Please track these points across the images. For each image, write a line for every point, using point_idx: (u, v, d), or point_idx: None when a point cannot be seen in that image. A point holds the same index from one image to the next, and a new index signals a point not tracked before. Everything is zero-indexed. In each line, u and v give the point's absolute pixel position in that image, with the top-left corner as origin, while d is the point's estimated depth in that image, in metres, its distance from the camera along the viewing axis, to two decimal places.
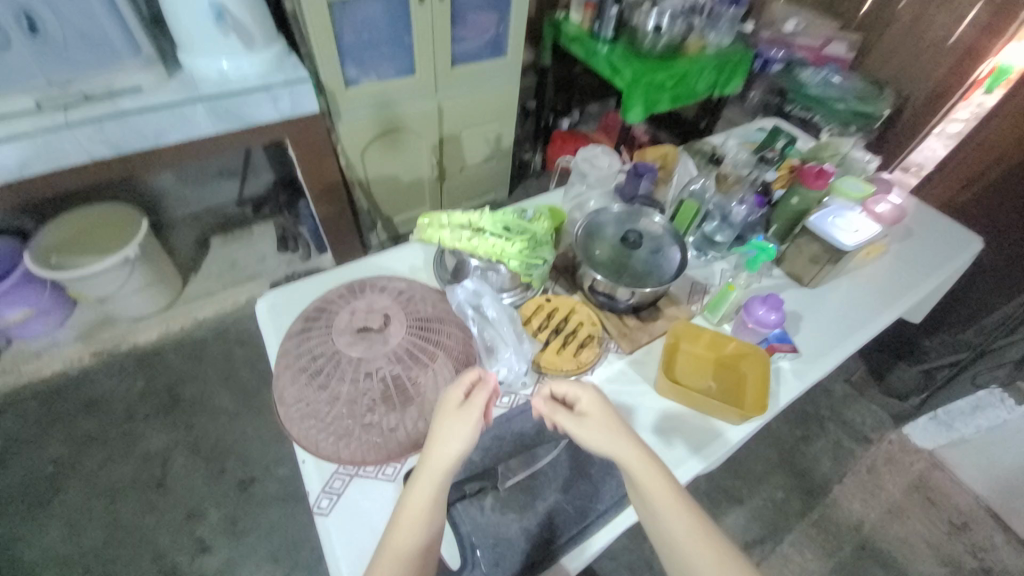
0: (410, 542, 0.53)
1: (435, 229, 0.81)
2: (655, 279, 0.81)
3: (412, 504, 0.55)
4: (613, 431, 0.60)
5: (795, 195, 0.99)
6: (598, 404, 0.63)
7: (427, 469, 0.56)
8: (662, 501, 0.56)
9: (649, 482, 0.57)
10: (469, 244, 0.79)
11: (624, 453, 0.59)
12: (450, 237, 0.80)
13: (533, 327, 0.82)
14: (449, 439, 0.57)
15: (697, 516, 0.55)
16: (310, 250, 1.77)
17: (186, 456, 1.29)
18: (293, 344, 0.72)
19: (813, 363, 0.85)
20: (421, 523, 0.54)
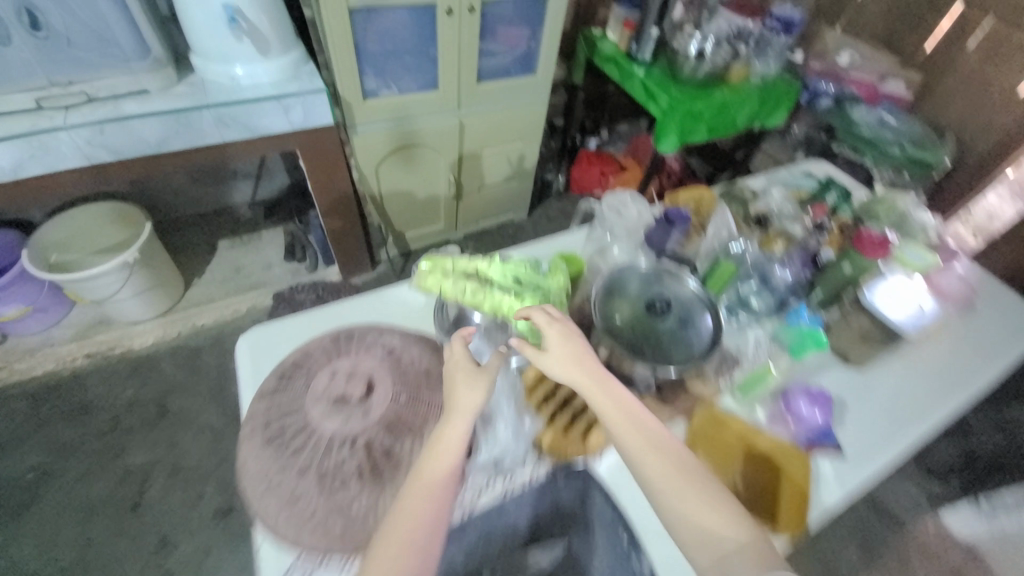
0: (438, 475, 0.55)
1: (437, 277, 0.72)
2: (681, 355, 0.70)
3: (442, 443, 0.57)
4: (584, 362, 0.62)
5: (846, 261, 0.87)
6: (565, 338, 0.63)
7: (457, 414, 0.59)
8: (628, 430, 0.59)
9: (614, 414, 0.60)
10: (474, 298, 0.70)
11: (589, 383, 0.61)
12: (453, 288, 0.71)
13: (538, 397, 0.72)
14: (474, 385, 0.60)
15: (666, 455, 0.58)
16: (318, 261, 1.71)
17: (166, 478, 1.25)
18: (263, 404, 0.63)
19: (859, 468, 0.73)
20: (451, 460, 0.56)
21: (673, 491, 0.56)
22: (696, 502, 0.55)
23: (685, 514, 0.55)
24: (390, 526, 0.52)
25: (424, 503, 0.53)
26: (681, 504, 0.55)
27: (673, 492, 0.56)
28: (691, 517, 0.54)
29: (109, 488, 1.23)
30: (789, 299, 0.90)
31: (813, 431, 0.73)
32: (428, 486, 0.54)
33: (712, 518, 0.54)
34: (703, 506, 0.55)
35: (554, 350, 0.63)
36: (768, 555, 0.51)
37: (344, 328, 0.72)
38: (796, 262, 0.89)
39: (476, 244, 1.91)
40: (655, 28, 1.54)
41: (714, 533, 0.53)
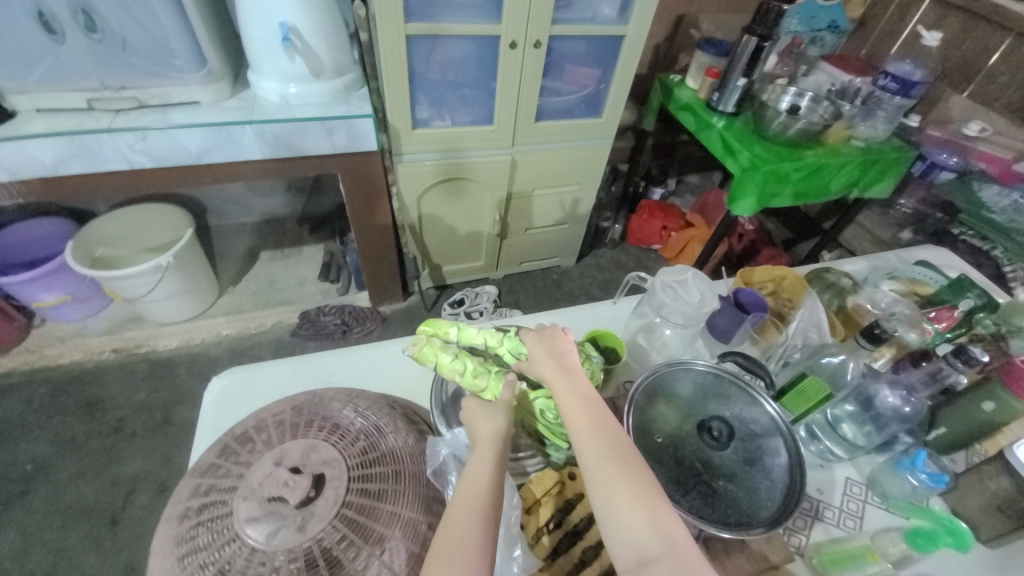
0: (474, 510, 0.44)
1: (436, 346, 0.58)
2: (740, 509, 0.51)
3: (471, 481, 0.46)
4: (558, 355, 0.53)
5: (988, 398, 0.62)
6: (543, 338, 0.54)
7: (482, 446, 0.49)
8: (578, 419, 0.48)
9: (569, 406, 0.49)
10: (474, 381, 0.56)
11: (552, 374, 0.51)
12: (450, 364, 0.57)
13: (538, 522, 0.55)
14: (489, 424, 0.51)
15: (618, 453, 0.45)
16: (350, 284, 1.65)
17: (151, 494, 1.18)
18: (194, 480, 0.51)
19: None
20: (482, 497, 0.45)
21: (609, 493, 0.43)
22: (638, 508, 0.42)
23: (625, 520, 0.42)
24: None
25: (461, 542, 0.42)
26: (614, 505, 0.42)
27: (608, 493, 0.43)
28: (621, 525, 0.42)
29: (95, 495, 1.17)
30: (902, 436, 0.67)
31: None
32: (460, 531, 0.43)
33: (645, 527, 0.41)
34: (645, 519, 0.42)
35: (531, 350, 0.54)
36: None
37: (319, 391, 0.61)
38: (917, 383, 0.66)
39: (516, 287, 1.78)
40: (741, 78, 1.36)
41: (636, 538, 0.41)
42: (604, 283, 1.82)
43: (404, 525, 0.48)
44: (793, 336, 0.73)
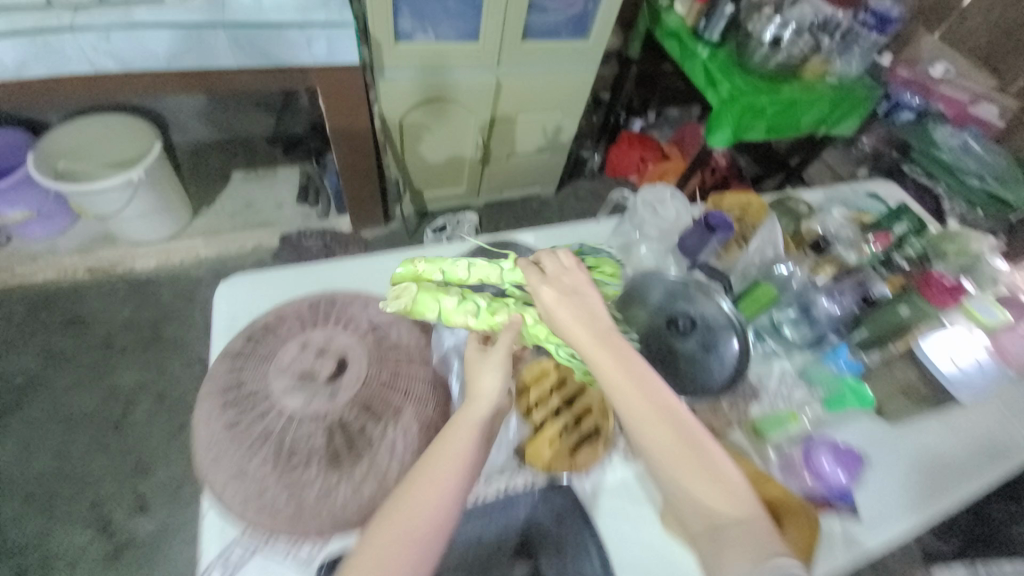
0: (457, 463, 0.49)
1: (434, 293, 0.59)
2: (696, 383, 0.64)
3: (452, 448, 0.50)
4: (590, 321, 0.52)
5: (905, 303, 0.76)
6: (570, 303, 0.52)
7: (466, 415, 0.52)
8: (630, 393, 0.49)
9: (617, 379, 0.49)
10: (493, 319, 0.58)
11: (591, 346, 0.50)
12: (457, 309, 0.58)
13: (528, 401, 0.65)
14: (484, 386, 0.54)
15: (674, 429, 0.48)
16: (330, 208, 1.63)
17: (151, 403, 1.23)
18: (225, 364, 0.57)
19: (870, 533, 0.66)
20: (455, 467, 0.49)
21: (675, 466, 0.47)
22: (704, 480, 0.47)
23: (695, 490, 0.47)
24: (388, 533, 0.45)
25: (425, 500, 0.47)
26: (683, 478, 0.47)
27: (676, 463, 0.47)
28: (688, 488, 0.47)
29: (95, 405, 1.22)
30: (829, 335, 0.80)
31: (831, 491, 0.64)
32: (413, 511, 0.46)
33: (716, 494, 0.46)
34: (712, 487, 0.46)
35: (559, 316, 0.52)
36: (770, 544, 0.43)
37: (328, 293, 0.65)
38: (847, 294, 0.79)
39: (496, 214, 1.81)
40: (727, 6, 1.35)
41: (703, 501, 0.46)
42: (582, 213, 1.88)
43: (419, 397, 0.58)
44: (754, 254, 0.82)
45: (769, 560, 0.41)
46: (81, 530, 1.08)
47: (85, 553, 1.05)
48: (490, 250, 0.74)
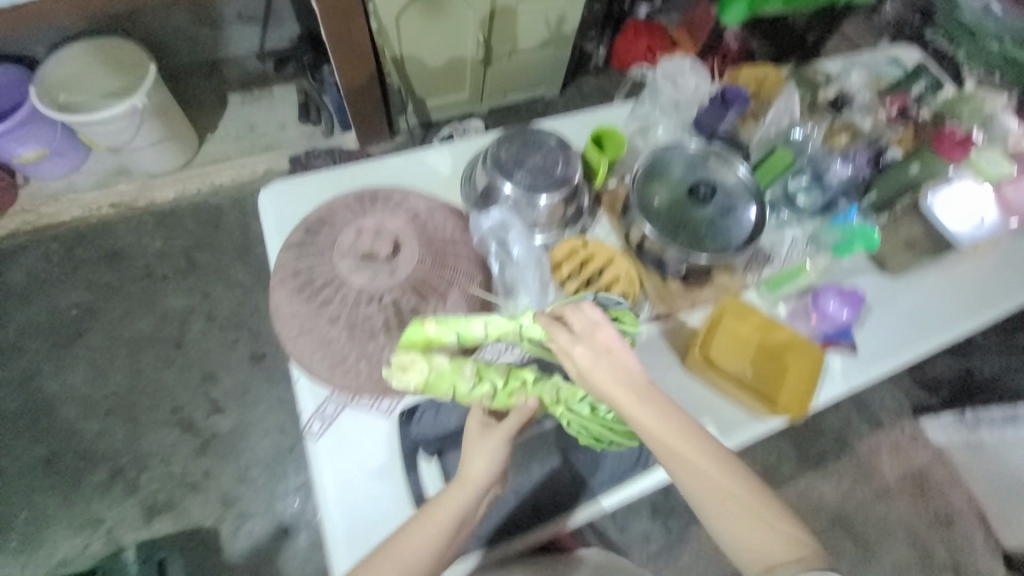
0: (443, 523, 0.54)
1: (450, 373, 0.57)
2: (717, 244, 0.69)
3: (447, 506, 0.55)
4: (623, 369, 0.52)
5: (916, 162, 0.79)
6: (602, 358, 0.53)
7: (463, 490, 0.56)
8: (671, 439, 0.50)
9: (658, 428, 0.51)
10: (509, 399, 0.59)
11: (627, 395, 0.51)
12: (473, 391, 0.58)
13: (563, 275, 0.73)
14: (489, 451, 0.58)
15: (723, 472, 0.50)
16: (333, 126, 1.60)
17: (203, 323, 1.33)
18: (292, 255, 0.65)
19: (868, 366, 0.76)
20: (445, 523, 0.54)
21: (726, 511, 0.49)
22: (754, 518, 0.48)
23: (746, 531, 0.48)
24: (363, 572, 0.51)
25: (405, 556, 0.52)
26: (732, 523, 0.49)
27: (722, 506, 0.49)
28: (737, 530, 0.48)
29: (151, 328, 1.32)
30: (840, 200, 0.83)
31: (834, 329, 0.74)
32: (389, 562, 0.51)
33: (768, 534, 0.48)
34: (764, 526, 0.48)
35: (592, 371, 0.52)
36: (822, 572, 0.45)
37: (369, 189, 0.70)
38: (859, 158, 0.82)
39: (502, 121, 1.77)
40: None
41: (754, 538, 0.48)
42: None
43: (467, 273, 0.66)
44: (770, 125, 0.84)
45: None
46: (166, 432, 1.22)
47: (175, 450, 1.21)
48: (512, 136, 0.73)
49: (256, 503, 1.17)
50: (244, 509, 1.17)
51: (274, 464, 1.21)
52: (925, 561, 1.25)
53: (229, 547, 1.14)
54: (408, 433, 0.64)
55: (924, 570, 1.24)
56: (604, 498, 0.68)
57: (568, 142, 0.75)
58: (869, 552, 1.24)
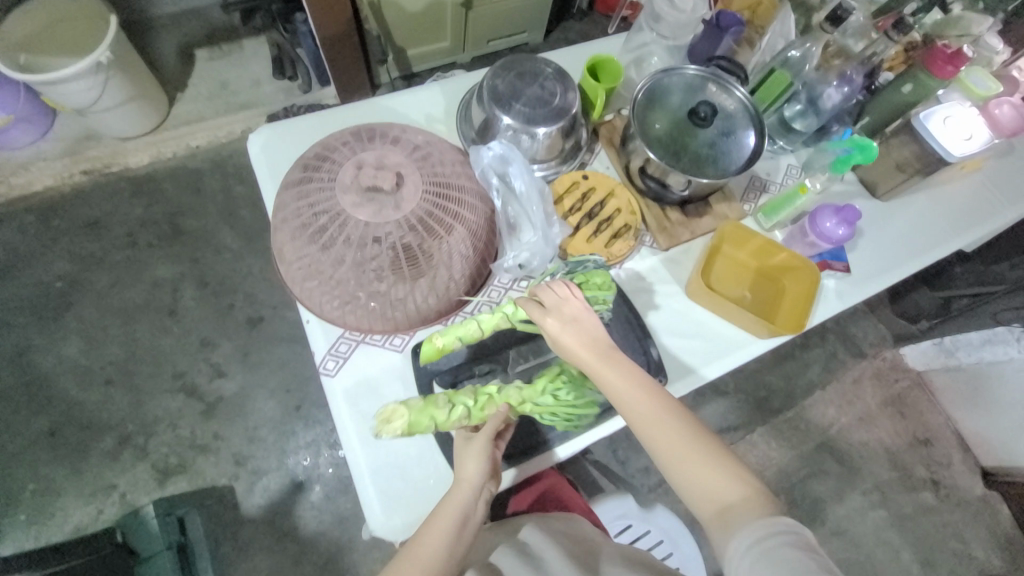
0: (448, 523, 0.54)
1: (427, 408, 0.58)
2: (717, 167, 0.70)
3: (448, 507, 0.55)
4: (589, 335, 0.55)
5: (909, 81, 0.79)
6: (570, 324, 0.56)
7: (458, 495, 0.56)
8: (631, 398, 0.53)
9: (622, 387, 0.53)
10: (483, 413, 0.59)
11: (591, 357, 0.54)
12: (451, 416, 0.58)
13: (565, 209, 0.74)
14: (476, 452, 0.57)
15: (681, 427, 0.51)
16: (311, 81, 1.52)
17: (195, 289, 1.31)
18: (292, 195, 0.64)
19: (861, 285, 0.79)
20: (453, 520, 0.55)
21: (679, 460, 0.50)
22: (706, 466, 0.50)
23: (700, 478, 0.49)
24: None
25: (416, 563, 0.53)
26: (687, 471, 0.50)
27: (679, 458, 0.50)
28: (695, 480, 0.50)
29: (142, 297, 1.29)
30: (834, 124, 0.84)
31: (830, 250, 0.77)
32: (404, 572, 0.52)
33: (719, 481, 0.49)
34: (719, 474, 0.49)
35: (561, 337, 0.55)
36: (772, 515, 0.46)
37: (365, 125, 0.68)
38: (855, 80, 0.80)
39: None
40: None
41: (710, 486, 0.49)
42: None
43: (470, 208, 0.65)
44: (765, 50, 0.85)
45: (773, 528, 0.44)
46: (171, 398, 1.22)
47: (182, 415, 1.21)
48: (508, 67, 0.72)
49: (268, 461, 1.20)
50: (257, 467, 1.19)
51: (282, 423, 1.22)
52: (904, 477, 1.33)
53: (245, 503, 1.17)
54: (420, 367, 0.65)
55: (905, 485, 1.33)
56: (559, 448, 0.68)
57: (565, 71, 0.73)
58: (852, 472, 1.33)
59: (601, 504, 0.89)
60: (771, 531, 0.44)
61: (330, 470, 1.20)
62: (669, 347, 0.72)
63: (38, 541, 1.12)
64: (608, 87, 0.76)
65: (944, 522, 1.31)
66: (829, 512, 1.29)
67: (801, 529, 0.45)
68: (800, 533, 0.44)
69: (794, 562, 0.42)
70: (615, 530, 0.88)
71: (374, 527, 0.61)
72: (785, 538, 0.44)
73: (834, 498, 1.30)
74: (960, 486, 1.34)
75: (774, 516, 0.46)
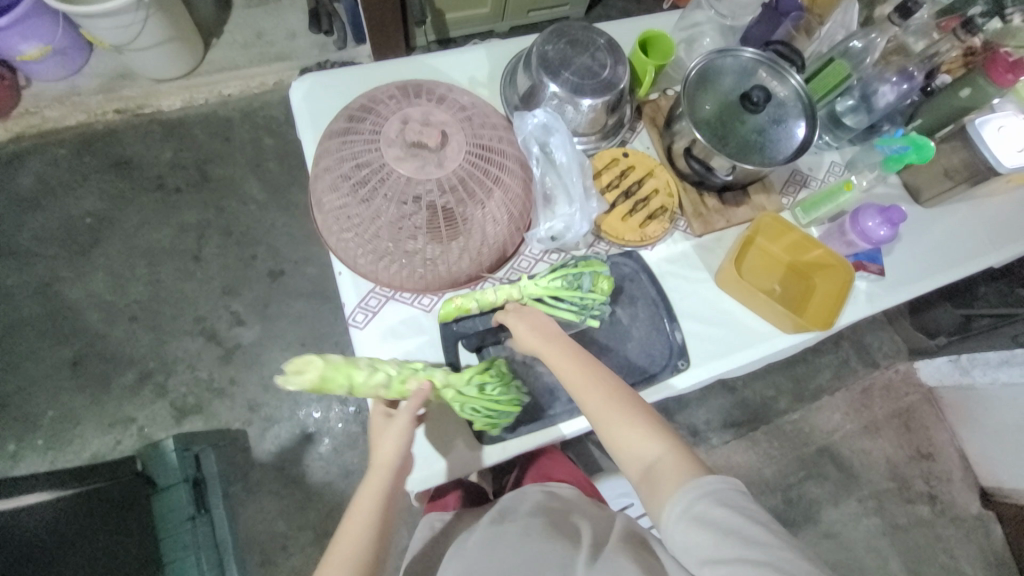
0: (369, 509, 0.54)
1: (346, 365, 0.57)
2: (763, 155, 0.68)
3: (367, 495, 0.55)
4: (538, 323, 0.60)
5: (966, 86, 0.75)
6: (519, 319, 0.60)
7: (375, 484, 0.55)
8: (573, 374, 0.56)
9: (564, 368, 0.56)
10: (403, 386, 0.59)
11: (537, 341, 0.58)
12: (368, 381, 0.58)
13: (602, 185, 0.74)
14: (389, 437, 0.56)
15: (619, 399, 0.55)
16: (346, 38, 1.48)
17: (220, 237, 1.32)
18: (335, 144, 0.64)
19: (892, 290, 0.78)
20: (375, 510, 0.54)
21: (614, 428, 0.53)
22: (637, 433, 0.53)
23: (631, 444, 0.52)
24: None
25: (340, 555, 0.52)
26: (622, 438, 0.53)
27: (615, 428, 0.53)
28: (628, 446, 0.53)
29: (168, 240, 1.31)
30: (884, 123, 0.83)
31: (866, 251, 0.76)
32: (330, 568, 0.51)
33: (648, 444, 0.52)
34: (649, 440, 0.52)
35: (516, 328, 0.60)
36: (692, 472, 0.49)
37: (410, 81, 0.67)
38: (911, 79, 0.77)
39: None
40: None
41: (643, 450, 0.52)
42: None
43: (511, 172, 0.65)
44: (823, 39, 0.83)
45: (693, 484, 0.47)
46: (191, 340, 1.25)
47: (201, 357, 1.25)
48: (562, 33, 0.70)
49: (280, 410, 1.23)
50: (269, 414, 1.22)
51: None
52: (901, 488, 1.34)
53: (257, 448, 1.20)
54: (445, 329, 0.66)
55: (902, 497, 1.34)
56: (563, 425, 0.68)
57: (617, 43, 0.72)
58: (851, 479, 1.34)
59: (601, 482, 0.92)
60: (695, 488, 0.47)
61: (339, 425, 1.23)
62: (694, 334, 0.72)
63: (56, 465, 1.16)
64: (657, 63, 0.75)
65: (936, 535, 1.32)
66: (823, 515, 1.31)
67: (735, 487, 0.47)
68: (731, 488, 0.47)
69: (721, 516, 0.45)
70: (616, 507, 0.90)
71: None
72: (715, 494, 0.46)
73: (829, 502, 1.31)
74: (956, 503, 1.35)
75: (699, 476, 0.48)
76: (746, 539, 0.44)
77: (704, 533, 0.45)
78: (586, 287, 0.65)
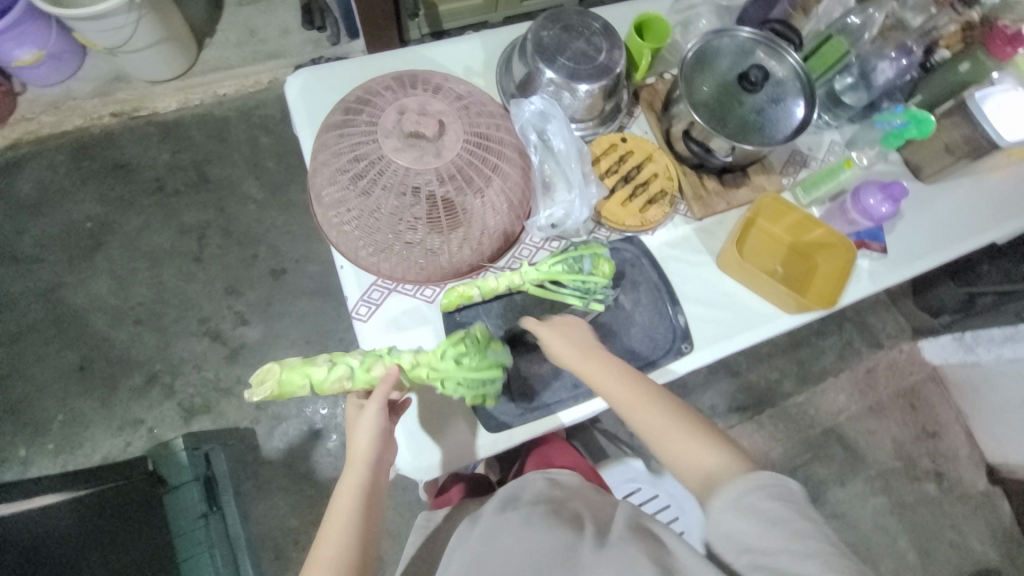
0: (348, 509, 0.53)
1: (302, 365, 0.57)
2: (763, 135, 0.68)
3: (344, 494, 0.54)
4: (578, 338, 0.60)
5: (966, 61, 0.76)
6: (558, 336, 0.60)
7: (350, 482, 0.54)
8: (617, 388, 0.57)
9: (607, 384, 0.57)
10: (369, 374, 0.58)
11: (578, 357, 0.59)
12: (329, 376, 0.57)
13: (601, 170, 0.74)
14: (361, 430, 0.56)
15: (666, 409, 0.55)
16: (339, 33, 1.47)
17: (220, 237, 1.33)
18: (332, 138, 0.64)
19: (896, 268, 0.78)
20: (354, 508, 0.53)
21: (666, 440, 0.54)
22: (689, 441, 0.53)
23: (684, 453, 0.53)
24: None
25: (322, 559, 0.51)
26: (676, 449, 0.53)
27: (665, 439, 0.54)
28: (681, 456, 0.53)
29: (169, 242, 1.32)
30: (883, 101, 0.82)
31: (867, 229, 0.75)
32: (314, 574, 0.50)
33: (700, 452, 0.52)
34: (701, 447, 0.52)
35: (551, 342, 0.60)
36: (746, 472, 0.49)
37: (405, 72, 0.67)
38: (908, 56, 0.78)
39: None
40: None
41: (698, 460, 0.52)
42: None
43: (509, 160, 0.65)
44: (820, 16, 0.82)
45: (750, 483, 0.47)
46: (196, 341, 1.26)
47: (206, 357, 1.25)
48: (556, 18, 0.69)
49: (286, 407, 1.23)
50: (276, 412, 1.23)
51: None
52: (907, 467, 1.34)
53: (265, 446, 1.21)
54: (449, 318, 0.67)
55: (909, 476, 1.34)
56: (562, 414, 0.68)
57: (613, 27, 0.71)
58: (857, 459, 1.34)
59: (608, 469, 0.93)
60: (750, 487, 0.47)
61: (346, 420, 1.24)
62: (697, 317, 0.72)
63: (67, 467, 1.17)
64: (653, 47, 0.75)
65: (943, 513, 1.33)
66: (829, 495, 1.31)
67: (784, 480, 0.47)
68: (781, 482, 0.47)
69: (774, 510, 0.45)
70: (624, 492, 0.91)
71: (404, 466, 0.66)
72: (765, 487, 0.46)
73: (835, 482, 1.32)
74: (963, 480, 1.35)
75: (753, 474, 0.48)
76: (798, 530, 0.44)
77: (759, 529, 0.45)
78: (587, 270, 0.65)
